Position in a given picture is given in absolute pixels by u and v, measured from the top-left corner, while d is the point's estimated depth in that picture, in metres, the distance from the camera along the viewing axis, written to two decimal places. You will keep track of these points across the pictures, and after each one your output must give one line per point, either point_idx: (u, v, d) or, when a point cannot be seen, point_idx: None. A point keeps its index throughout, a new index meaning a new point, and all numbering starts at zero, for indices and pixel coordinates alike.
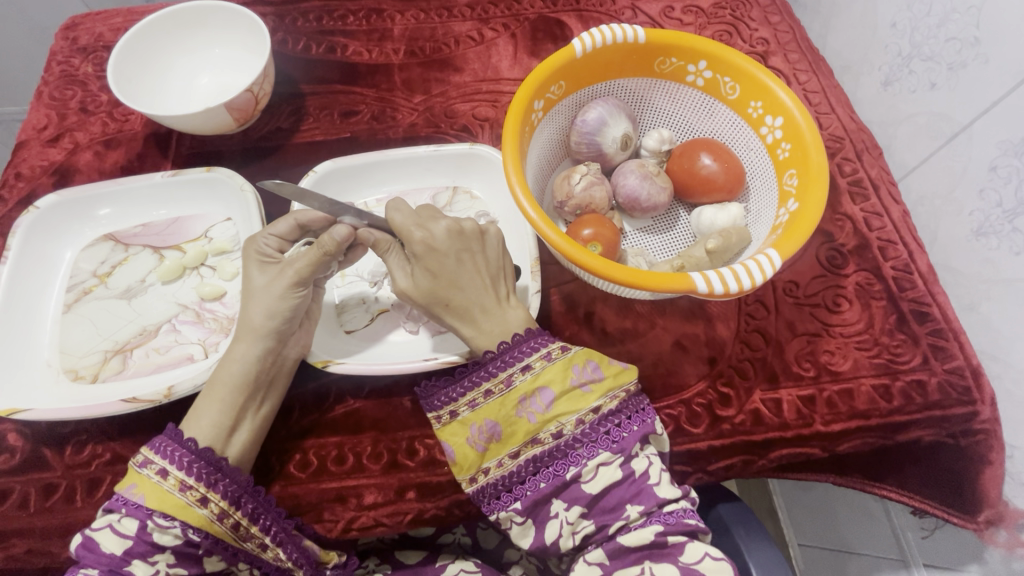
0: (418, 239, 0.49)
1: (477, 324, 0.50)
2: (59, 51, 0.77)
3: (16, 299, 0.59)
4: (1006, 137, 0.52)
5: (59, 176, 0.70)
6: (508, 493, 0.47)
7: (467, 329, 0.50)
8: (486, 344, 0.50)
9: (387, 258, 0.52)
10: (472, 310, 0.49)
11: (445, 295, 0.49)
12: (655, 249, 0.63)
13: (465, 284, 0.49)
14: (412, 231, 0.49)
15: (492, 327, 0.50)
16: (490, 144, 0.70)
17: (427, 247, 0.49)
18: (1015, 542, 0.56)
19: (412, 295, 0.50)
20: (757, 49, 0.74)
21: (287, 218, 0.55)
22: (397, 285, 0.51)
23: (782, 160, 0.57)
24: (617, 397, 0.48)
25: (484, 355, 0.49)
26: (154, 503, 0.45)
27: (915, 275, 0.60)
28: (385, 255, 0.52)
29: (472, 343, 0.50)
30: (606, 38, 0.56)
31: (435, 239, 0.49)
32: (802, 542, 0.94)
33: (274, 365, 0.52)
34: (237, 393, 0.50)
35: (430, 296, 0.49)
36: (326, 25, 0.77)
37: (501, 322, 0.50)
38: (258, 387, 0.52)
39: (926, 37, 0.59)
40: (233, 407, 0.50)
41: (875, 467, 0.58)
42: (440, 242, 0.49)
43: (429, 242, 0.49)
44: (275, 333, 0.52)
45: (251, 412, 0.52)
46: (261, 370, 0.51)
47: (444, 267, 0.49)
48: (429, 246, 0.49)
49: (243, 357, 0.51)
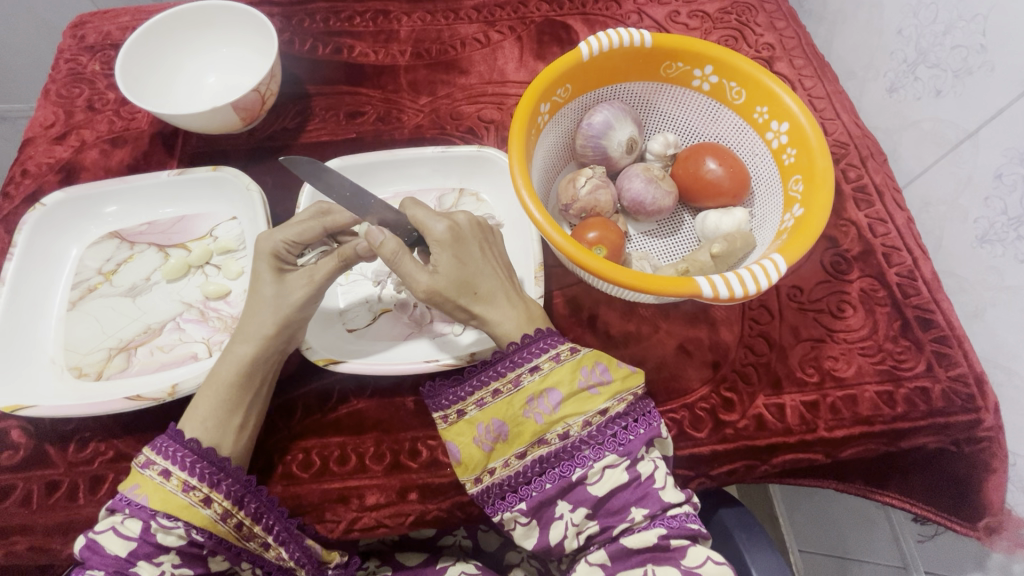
0: (447, 226, 0.49)
1: (504, 310, 0.50)
2: (67, 50, 0.77)
3: (21, 296, 0.59)
4: (1011, 145, 0.52)
5: (65, 174, 0.70)
6: (513, 493, 0.47)
7: (495, 318, 0.50)
8: (517, 331, 0.49)
9: (397, 264, 0.49)
10: (499, 297, 0.50)
11: (475, 282, 0.49)
12: (658, 253, 0.63)
13: (490, 271, 0.50)
14: (438, 220, 0.49)
15: (519, 314, 0.50)
16: (495, 146, 0.70)
17: (454, 235, 0.49)
18: (1016, 551, 0.56)
19: (441, 290, 0.48)
20: (763, 54, 0.74)
21: (313, 222, 0.54)
22: (422, 285, 0.49)
23: (788, 165, 0.57)
24: (625, 399, 0.48)
25: (507, 347, 0.49)
26: (157, 504, 0.45)
27: (919, 282, 0.60)
28: (394, 262, 0.48)
29: (498, 332, 0.50)
30: (612, 42, 0.56)
31: (461, 228, 0.50)
32: (802, 548, 0.94)
33: (277, 362, 0.53)
34: (246, 391, 0.51)
35: (460, 284, 0.49)
36: (333, 26, 0.77)
37: (526, 309, 0.51)
38: (264, 381, 0.53)
39: (932, 44, 0.59)
40: (236, 405, 0.50)
41: (877, 474, 0.58)
42: (467, 231, 0.50)
43: (455, 230, 0.49)
44: (288, 334, 0.53)
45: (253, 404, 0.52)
46: (265, 366, 0.52)
47: (471, 255, 0.50)
48: (458, 233, 0.49)
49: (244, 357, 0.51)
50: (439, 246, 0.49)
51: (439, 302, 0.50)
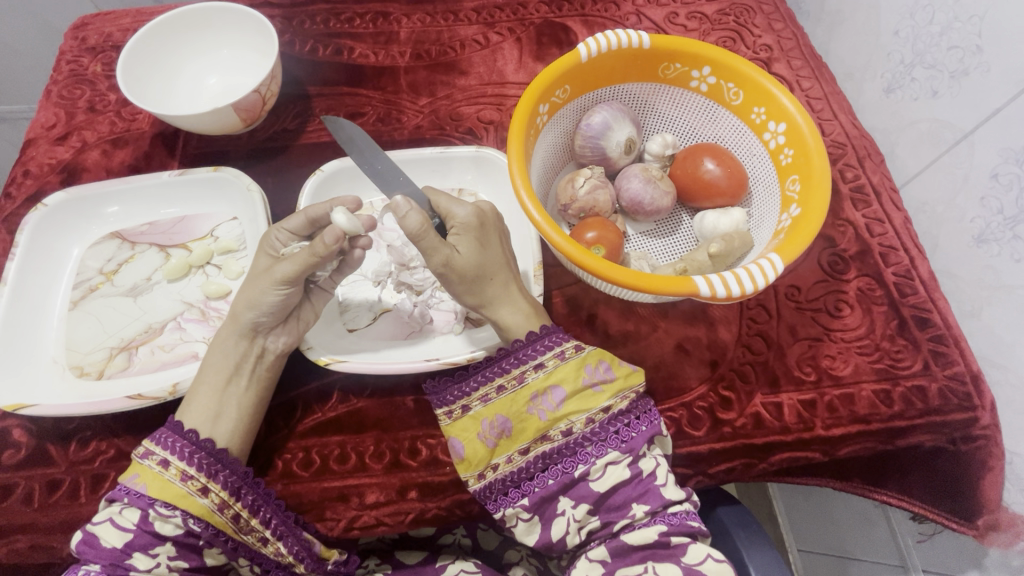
0: (473, 211, 0.50)
1: (515, 302, 0.51)
2: (68, 51, 0.78)
3: (22, 295, 0.59)
4: (1008, 145, 0.53)
5: (66, 174, 0.70)
6: (516, 489, 0.47)
7: (505, 309, 0.51)
8: (525, 324, 0.50)
9: (422, 239, 0.47)
10: (512, 289, 0.51)
11: (493, 270, 0.50)
12: (656, 253, 0.63)
13: (505, 261, 0.51)
14: (463, 205, 0.50)
15: (528, 308, 0.51)
16: (494, 146, 0.70)
17: (478, 221, 0.50)
18: (1013, 549, 0.56)
19: (461, 271, 0.49)
20: (760, 55, 0.74)
21: (299, 214, 0.55)
22: (443, 260, 0.48)
23: (785, 165, 0.57)
24: (627, 397, 0.48)
25: (512, 345, 0.49)
26: (156, 492, 0.46)
27: (916, 281, 0.60)
28: (424, 239, 0.47)
29: (507, 322, 0.51)
30: (611, 43, 0.56)
31: (484, 215, 0.51)
32: (802, 547, 0.94)
33: (257, 356, 0.53)
34: (218, 376, 0.52)
35: (479, 268, 0.49)
36: (333, 28, 0.78)
37: (533, 304, 0.52)
38: (239, 371, 0.52)
39: (928, 45, 0.60)
40: (215, 392, 0.51)
41: (877, 473, 0.59)
42: (489, 220, 0.51)
43: (479, 217, 0.50)
44: (252, 325, 0.52)
45: (234, 395, 0.52)
46: (241, 357, 0.53)
47: (491, 242, 0.50)
48: (481, 220, 0.50)
49: (225, 344, 0.53)
50: (463, 229, 0.49)
51: (455, 283, 0.49)
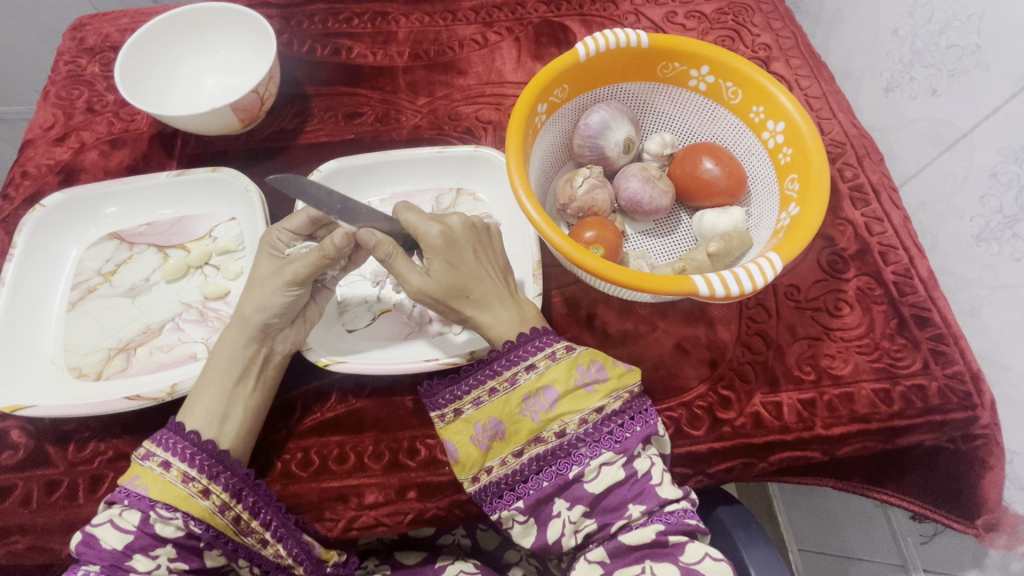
0: (439, 231, 0.49)
1: (495, 313, 0.50)
2: (66, 51, 0.78)
3: (20, 296, 0.59)
4: (1008, 144, 0.52)
5: (65, 175, 0.70)
6: (510, 492, 0.47)
7: (486, 319, 0.50)
8: (507, 334, 0.50)
9: (392, 263, 0.50)
10: (492, 301, 0.50)
11: (466, 286, 0.49)
12: (655, 252, 0.63)
13: (482, 276, 0.50)
14: (431, 223, 0.49)
15: (511, 316, 0.50)
16: (493, 146, 0.70)
17: (446, 240, 0.49)
18: (1013, 548, 0.56)
19: (430, 293, 0.49)
20: (759, 54, 0.74)
21: (301, 213, 0.55)
22: (414, 284, 0.49)
23: (783, 164, 0.57)
24: (621, 397, 0.48)
25: (503, 346, 0.49)
26: (157, 494, 0.45)
27: (915, 280, 0.60)
28: (387, 260, 0.49)
29: (491, 334, 0.50)
30: (608, 43, 0.56)
31: (454, 232, 0.49)
32: (802, 546, 0.94)
33: (264, 360, 0.53)
34: (225, 378, 0.51)
35: (447, 289, 0.49)
36: (331, 28, 0.78)
37: (519, 311, 0.51)
38: (247, 373, 0.52)
39: (927, 44, 0.60)
40: (223, 393, 0.51)
41: (876, 472, 0.59)
42: (460, 235, 0.50)
43: (447, 235, 0.49)
44: (262, 326, 0.52)
45: (241, 399, 0.51)
46: (249, 359, 0.52)
47: (463, 259, 0.49)
48: (449, 238, 0.49)
49: (232, 345, 0.52)
50: (430, 252, 0.49)
51: (431, 305, 0.51)
